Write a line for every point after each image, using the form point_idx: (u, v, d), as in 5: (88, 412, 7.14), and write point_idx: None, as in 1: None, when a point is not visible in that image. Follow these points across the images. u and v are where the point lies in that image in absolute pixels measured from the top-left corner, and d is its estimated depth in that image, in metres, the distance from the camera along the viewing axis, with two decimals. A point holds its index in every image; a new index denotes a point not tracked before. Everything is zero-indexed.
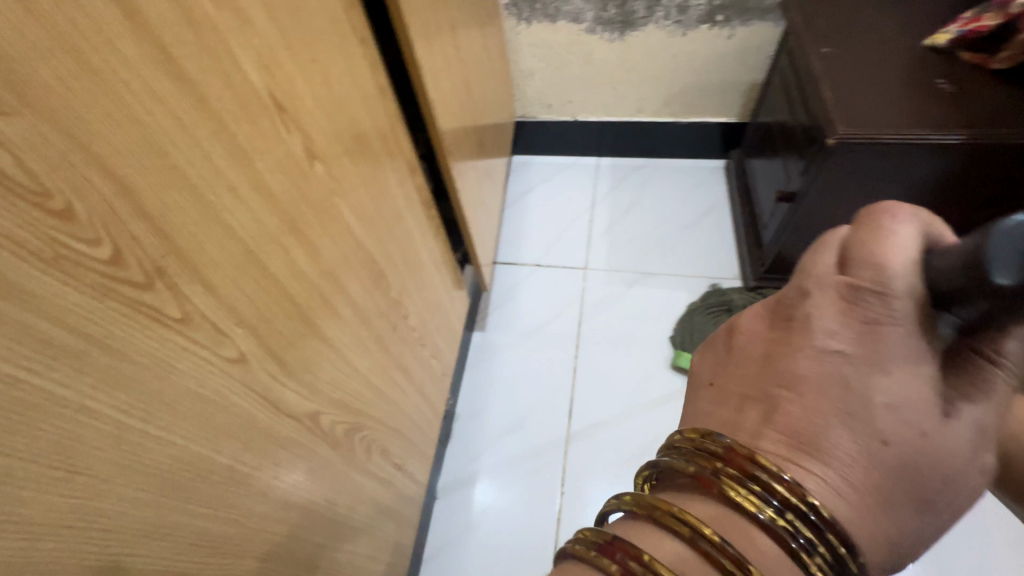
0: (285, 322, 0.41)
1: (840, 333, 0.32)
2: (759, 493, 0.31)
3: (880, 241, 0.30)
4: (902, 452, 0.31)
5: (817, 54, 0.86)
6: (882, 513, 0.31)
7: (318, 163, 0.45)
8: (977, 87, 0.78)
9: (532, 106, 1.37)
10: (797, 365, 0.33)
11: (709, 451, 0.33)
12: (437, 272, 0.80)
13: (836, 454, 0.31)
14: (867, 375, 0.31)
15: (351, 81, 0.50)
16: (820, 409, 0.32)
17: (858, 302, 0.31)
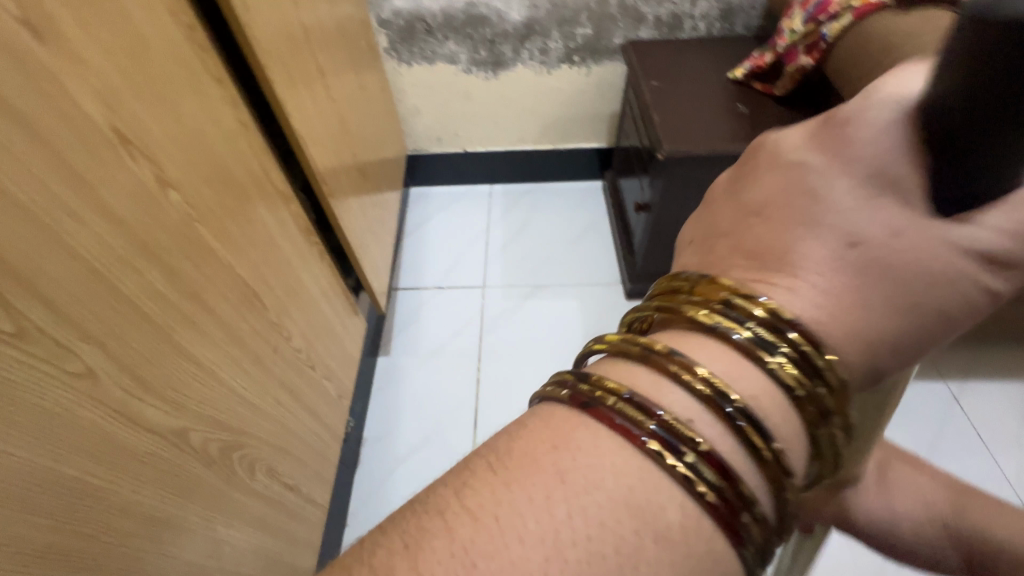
0: (140, 339, 0.43)
1: (813, 154, 0.29)
2: (731, 313, 0.28)
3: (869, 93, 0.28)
4: (882, 250, 0.27)
5: (648, 87, 1.03)
6: (858, 320, 0.27)
7: (172, 191, 0.48)
8: (768, 110, 0.96)
9: (423, 141, 1.45)
10: (757, 191, 0.30)
11: (689, 282, 0.30)
12: (325, 297, 0.83)
13: (801, 256, 0.28)
14: (845, 177, 0.27)
15: (208, 117, 0.54)
16: (784, 218, 0.29)
17: (829, 131, 0.28)
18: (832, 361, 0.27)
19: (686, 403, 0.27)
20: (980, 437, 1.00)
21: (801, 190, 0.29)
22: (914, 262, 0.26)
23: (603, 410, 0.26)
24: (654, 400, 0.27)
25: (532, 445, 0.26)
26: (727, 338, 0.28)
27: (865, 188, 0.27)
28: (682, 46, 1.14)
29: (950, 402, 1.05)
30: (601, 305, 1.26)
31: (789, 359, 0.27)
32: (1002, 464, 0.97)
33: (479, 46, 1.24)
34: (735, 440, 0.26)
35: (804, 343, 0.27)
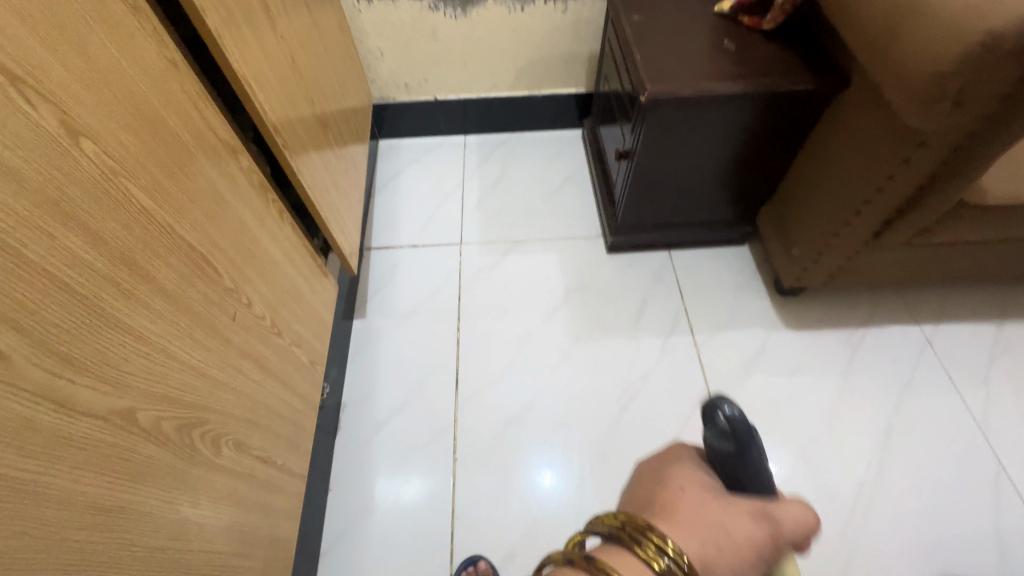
0: (59, 316, 0.37)
1: (666, 460, 0.43)
2: (659, 543, 0.33)
3: (688, 445, 0.46)
4: (704, 507, 0.37)
5: (630, 22, 0.95)
6: (699, 543, 0.35)
7: (86, 141, 0.41)
8: (755, 45, 0.90)
9: (389, 88, 1.35)
10: (645, 475, 0.43)
11: (624, 514, 0.36)
12: (288, 260, 0.77)
13: (665, 504, 0.38)
14: (684, 470, 0.41)
15: (124, 52, 0.46)
16: (654, 488, 0.40)
17: (673, 450, 0.45)
18: None
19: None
20: (948, 377, 1.03)
21: (664, 474, 0.41)
22: (737, 529, 0.36)
23: None
24: None
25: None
26: (651, 565, 0.32)
27: (704, 482, 0.40)
28: None
29: (923, 346, 1.07)
30: (582, 259, 1.23)
31: None
32: (969, 402, 1.01)
33: None
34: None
35: None
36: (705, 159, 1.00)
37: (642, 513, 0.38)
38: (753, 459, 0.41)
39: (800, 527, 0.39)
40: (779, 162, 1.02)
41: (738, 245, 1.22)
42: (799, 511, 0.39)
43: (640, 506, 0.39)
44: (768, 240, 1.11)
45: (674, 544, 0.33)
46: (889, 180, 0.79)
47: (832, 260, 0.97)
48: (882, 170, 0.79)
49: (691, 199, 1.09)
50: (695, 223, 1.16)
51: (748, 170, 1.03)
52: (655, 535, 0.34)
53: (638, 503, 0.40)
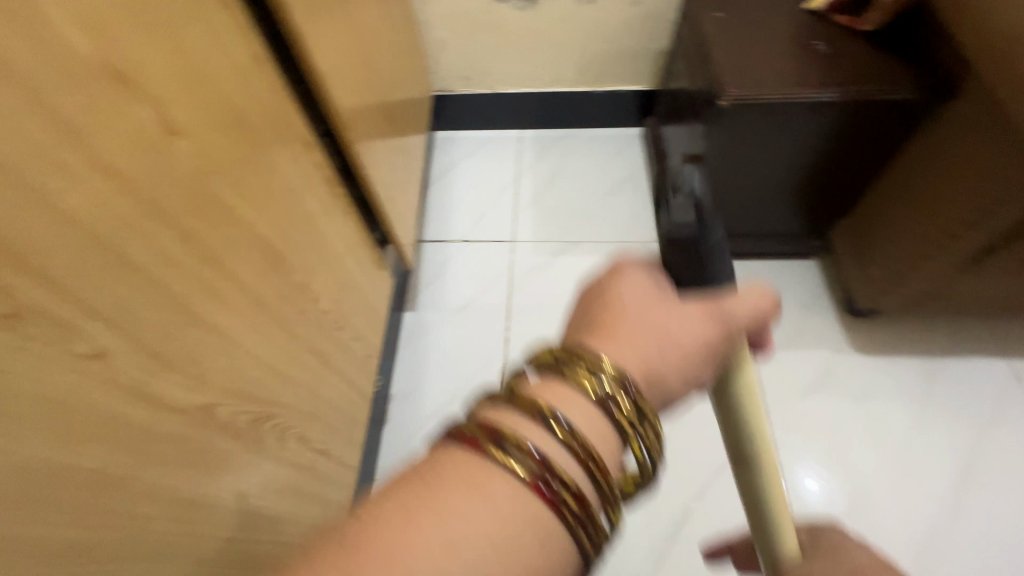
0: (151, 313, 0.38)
1: (610, 273, 0.39)
2: (591, 367, 0.33)
3: (625, 255, 0.41)
4: (653, 316, 0.36)
5: (710, 20, 0.90)
6: (641, 356, 0.35)
7: (181, 140, 0.41)
8: (849, 47, 0.84)
9: (449, 80, 1.34)
10: (585, 295, 0.40)
11: (555, 344, 0.35)
12: (351, 254, 0.78)
13: (607, 324, 0.36)
14: (630, 281, 0.38)
15: (216, 49, 0.47)
16: (594, 308, 0.38)
17: (618, 262, 0.40)
18: (645, 411, 0.33)
19: (553, 446, 0.30)
20: None
21: (608, 292, 0.38)
22: (685, 329, 0.36)
23: (484, 449, 0.29)
24: (525, 441, 0.30)
25: (422, 494, 0.28)
26: (580, 387, 0.33)
27: (648, 286, 0.38)
28: None
29: (1009, 379, 0.98)
30: None
31: (626, 414, 0.33)
32: None
33: None
34: (587, 475, 0.31)
35: (632, 402, 0.33)
36: (781, 168, 0.94)
37: (583, 334, 0.37)
38: (714, 250, 0.37)
39: (755, 316, 0.39)
40: (863, 174, 0.93)
41: (806, 259, 1.14)
42: (755, 299, 0.39)
43: (580, 325, 0.38)
44: (843, 257, 1.03)
45: (605, 363, 0.33)
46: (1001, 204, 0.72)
47: (919, 283, 0.89)
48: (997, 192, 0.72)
49: (760, 207, 1.03)
50: (761, 234, 1.10)
51: (828, 181, 0.96)
52: (583, 362, 0.33)
53: (579, 322, 0.38)
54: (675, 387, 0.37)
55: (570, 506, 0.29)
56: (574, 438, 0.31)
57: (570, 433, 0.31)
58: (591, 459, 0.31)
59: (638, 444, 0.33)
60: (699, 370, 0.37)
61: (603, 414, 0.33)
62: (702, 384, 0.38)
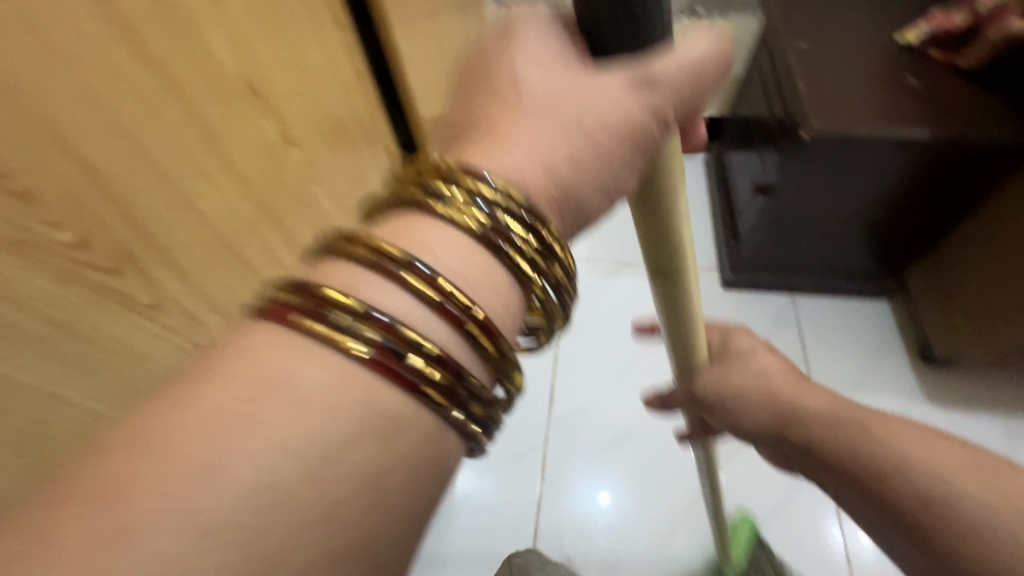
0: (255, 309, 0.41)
1: (511, 58, 0.31)
2: (466, 194, 0.26)
3: (527, 13, 0.32)
4: (564, 104, 0.30)
5: (793, 47, 0.88)
6: (551, 162, 0.29)
7: (294, 149, 0.44)
8: (944, 84, 0.80)
9: None
10: (475, 88, 0.32)
11: (420, 173, 0.27)
12: None
13: (509, 131, 0.30)
14: (530, 64, 0.30)
15: (326, 64, 0.47)
16: (491, 108, 0.31)
17: (515, 32, 0.32)
18: (548, 237, 0.27)
19: (405, 301, 0.23)
20: None
21: (507, 84, 0.31)
22: (599, 112, 0.30)
23: (302, 316, 0.22)
24: (366, 301, 0.22)
25: (208, 387, 0.21)
26: (446, 220, 0.25)
27: (550, 73, 0.30)
28: None
29: None
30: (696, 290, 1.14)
31: (518, 249, 0.26)
32: None
33: None
34: (462, 331, 0.24)
35: (523, 228, 0.26)
36: (857, 204, 0.90)
37: (474, 144, 0.30)
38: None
39: (700, 71, 0.31)
40: (949, 219, 0.89)
41: (875, 300, 1.09)
42: (699, 50, 0.31)
43: (468, 126, 0.31)
44: (919, 305, 0.98)
45: (483, 181, 0.26)
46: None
47: (1011, 338, 0.83)
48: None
49: (831, 243, 0.99)
50: (828, 269, 1.06)
51: (907, 223, 0.91)
52: (445, 185, 0.26)
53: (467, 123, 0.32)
54: (591, 195, 0.31)
55: (437, 370, 0.23)
56: (438, 286, 0.24)
57: (427, 280, 0.24)
58: (465, 311, 0.24)
59: (542, 280, 0.27)
60: (621, 169, 0.32)
61: (481, 248, 0.26)
62: (626, 192, 0.34)
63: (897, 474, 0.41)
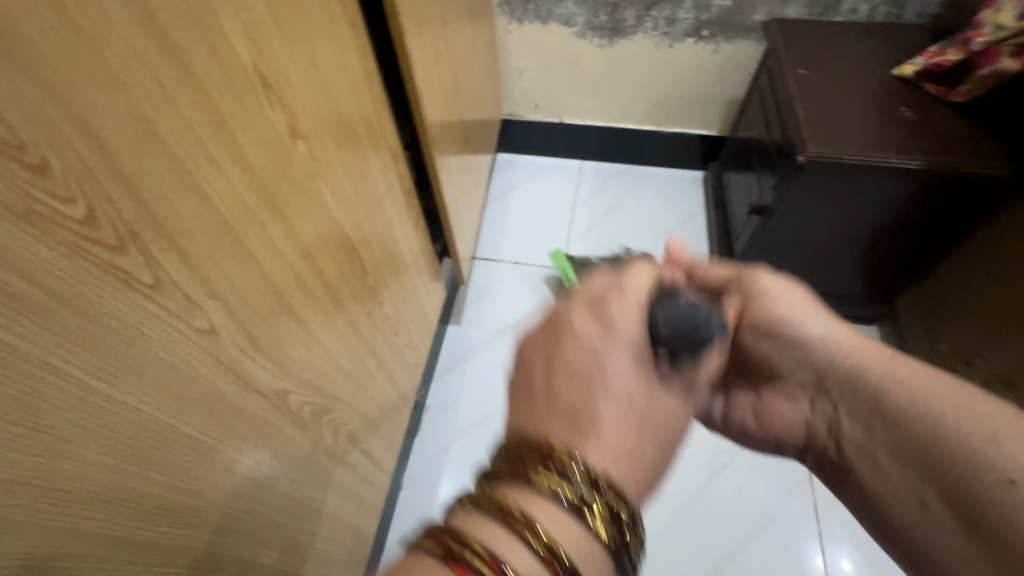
0: (255, 295, 0.40)
1: (601, 343, 0.37)
2: (570, 475, 0.32)
3: (614, 294, 0.40)
4: (641, 400, 0.36)
5: (792, 74, 0.90)
6: (635, 460, 0.35)
7: (301, 143, 0.45)
8: (937, 118, 0.82)
9: (519, 106, 1.40)
10: (569, 359, 0.37)
11: (533, 441, 0.33)
12: (415, 264, 0.81)
13: (601, 422, 0.34)
14: (620, 359, 0.37)
15: (338, 60, 0.50)
16: (585, 394, 0.35)
17: (605, 320, 0.38)
18: (629, 514, 0.32)
19: (529, 562, 0.29)
20: None
21: (598, 370, 0.36)
22: (671, 413, 0.37)
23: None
24: (502, 563, 0.29)
25: None
26: (556, 493, 0.31)
27: (636, 365, 0.37)
28: (838, 28, 0.98)
29: None
30: None
31: (606, 518, 0.32)
32: None
33: (600, 9, 1.14)
34: None
35: (615, 500, 0.32)
36: (851, 228, 0.91)
37: (573, 427, 0.34)
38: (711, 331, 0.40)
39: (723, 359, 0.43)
40: (940, 247, 0.91)
41: (867, 325, 1.10)
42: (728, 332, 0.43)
43: (552, 379, 0.36)
44: (909, 332, 1.00)
45: (584, 465, 0.32)
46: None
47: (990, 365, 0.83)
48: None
49: (824, 267, 1.01)
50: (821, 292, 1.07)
51: (899, 248, 0.93)
52: (559, 465, 0.32)
53: (552, 369, 0.37)
54: (656, 479, 0.36)
55: None
56: (555, 558, 0.30)
57: (549, 552, 0.30)
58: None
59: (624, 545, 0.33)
60: (669, 456, 0.37)
61: (583, 523, 0.31)
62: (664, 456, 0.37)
63: (897, 386, 0.42)
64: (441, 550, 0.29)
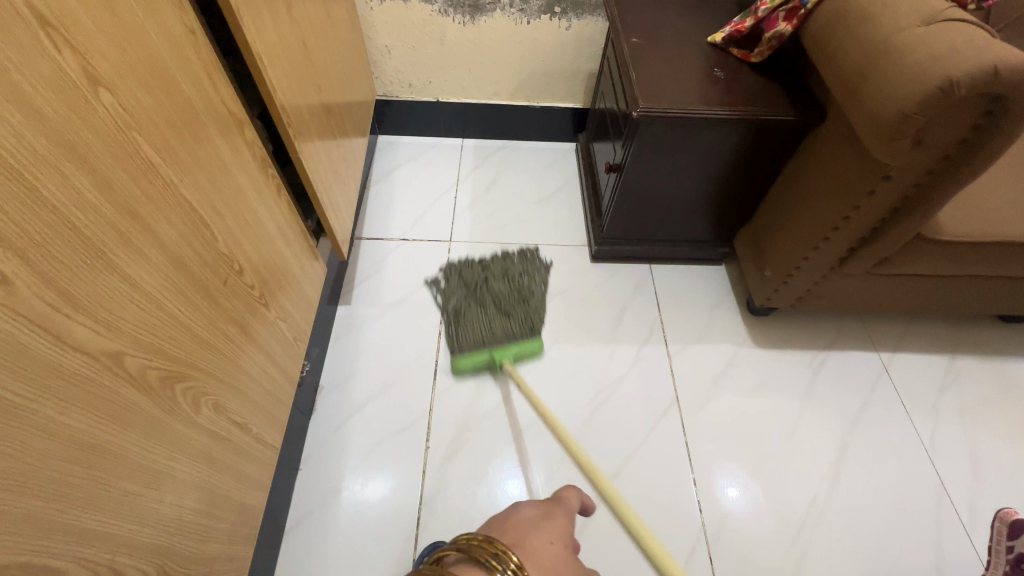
0: (57, 244, 0.38)
1: (547, 515, 0.54)
2: (503, 559, 0.43)
3: (568, 495, 0.60)
4: (561, 551, 0.50)
5: (628, 43, 1.01)
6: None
7: (104, 92, 0.43)
8: (742, 76, 0.96)
9: (393, 86, 1.40)
10: (520, 511, 0.54)
11: (480, 537, 0.45)
12: (284, 237, 0.79)
13: (532, 546, 0.49)
14: (557, 524, 0.53)
15: (146, 13, 0.48)
16: (525, 529, 0.51)
17: (552, 504, 0.57)
18: None
19: None
20: (902, 405, 1.08)
21: (534, 520, 0.53)
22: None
23: None
24: None
25: None
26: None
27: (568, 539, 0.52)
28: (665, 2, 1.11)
29: (879, 370, 1.12)
30: (569, 266, 1.26)
31: None
32: (919, 428, 1.05)
33: None
34: None
35: None
36: (689, 176, 1.04)
37: (518, 537, 0.50)
38: None
39: None
40: (754, 185, 1.07)
41: (716, 265, 1.27)
42: None
43: (506, 528, 0.51)
44: (744, 262, 1.16)
45: (515, 560, 0.42)
46: (870, 194, 0.80)
47: (802, 281, 1.01)
48: (863, 184, 0.80)
49: (675, 215, 1.15)
50: (676, 239, 1.21)
51: (727, 191, 1.08)
52: (497, 549, 0.43)
53: (507, 524, 0.52)
54: None
55: None
56: None
57: None
58: None
59: None
60: None
61: None
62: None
63: None
64: None
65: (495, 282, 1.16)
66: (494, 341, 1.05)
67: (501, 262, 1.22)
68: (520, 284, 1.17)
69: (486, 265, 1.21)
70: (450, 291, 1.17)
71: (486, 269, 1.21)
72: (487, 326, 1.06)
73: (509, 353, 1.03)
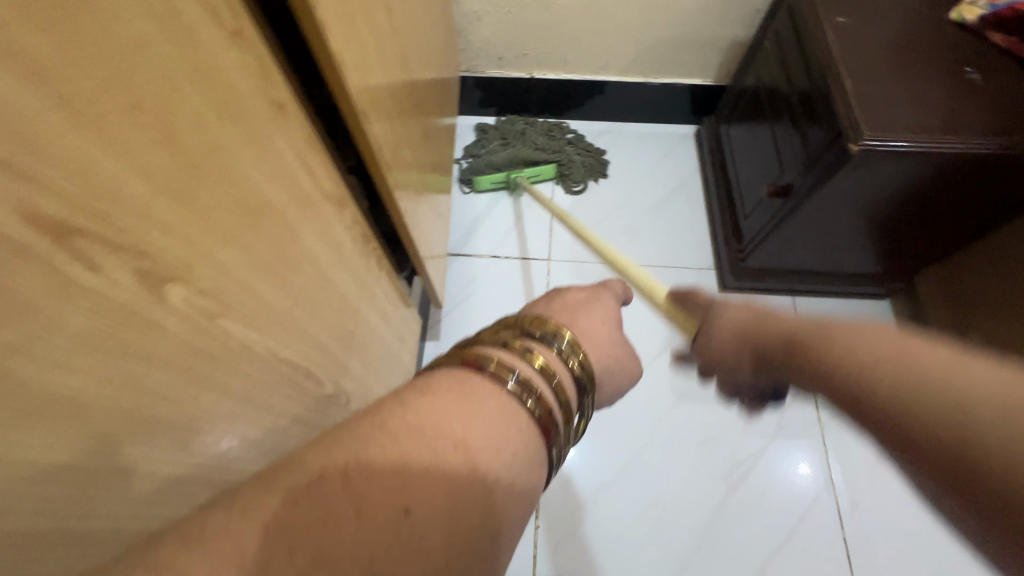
0: (84, 559, 0.25)
1: (601, 297, 0.45)
2: (553, 330, 0.36)
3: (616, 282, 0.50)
4: (620, 330, 0.42)
5: (831, 24, 0.72)
6: (606, 358, 0.39)
7: (176, 287, 0.26)
8: (1006, 81, 0.67)
9: (478, 60, 1.14)
10: (567, 295, 0.44)
11: (520, 315, 0.38)
12: (384, 317, 0.64)
13: (585, 333, 0.40)
14: (609, 303, 0.44)
15: (228, 109, 0.30)
16: (574, 316, 0.41)
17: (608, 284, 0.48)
18: (591, 375, 0.36)
19: (531, 371, 0.33)
20: None
21: (583, 302, 0.43)
22: (625, 370, 0.41)
23: (478, 373, 0.32)
24: (506, 369, 0.32)
25: (375, 425, 0.27)
26: (549, 346, 0.35)
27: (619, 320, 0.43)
28: None
29: None
30: None
31: (579, 364, 0.36)
32: None
33: None
34: (555, 398, 0.33)
35: (580, 357, 0.36)
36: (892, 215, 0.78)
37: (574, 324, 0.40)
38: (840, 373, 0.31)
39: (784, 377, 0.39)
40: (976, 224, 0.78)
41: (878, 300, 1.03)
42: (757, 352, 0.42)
43: (552, 312, 0.41)
44: (930, 310, 0.92)
45: (571, 337, 0.36)
46: None
47: None
48: None
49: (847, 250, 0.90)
50: (835, 271, 0.97)
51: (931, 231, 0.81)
52: (550, 326, 0.36)
53: (552, 304, 0.43)
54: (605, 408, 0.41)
55: (533, 404, 0.31)
56: (544, 371, 0.33)
57: (530, 370, 0.33)
58: (555, 397, 0.33)
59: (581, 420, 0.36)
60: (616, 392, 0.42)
61: (561, 366, 0.35)
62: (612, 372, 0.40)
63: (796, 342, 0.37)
64: (468, 362, 0.32)
65: (534, 132, 1.18)
66: (510, 165, 1.15)
67: (546, 123, 1.21)
68: (555, 145, 1.17)
69: (529, 122, 1.21)
70: (488, 129, 1.20)
71: (527, 122, 1.21)
72: (510, 157, 1.14)
73: (524, 172, 1.14)
